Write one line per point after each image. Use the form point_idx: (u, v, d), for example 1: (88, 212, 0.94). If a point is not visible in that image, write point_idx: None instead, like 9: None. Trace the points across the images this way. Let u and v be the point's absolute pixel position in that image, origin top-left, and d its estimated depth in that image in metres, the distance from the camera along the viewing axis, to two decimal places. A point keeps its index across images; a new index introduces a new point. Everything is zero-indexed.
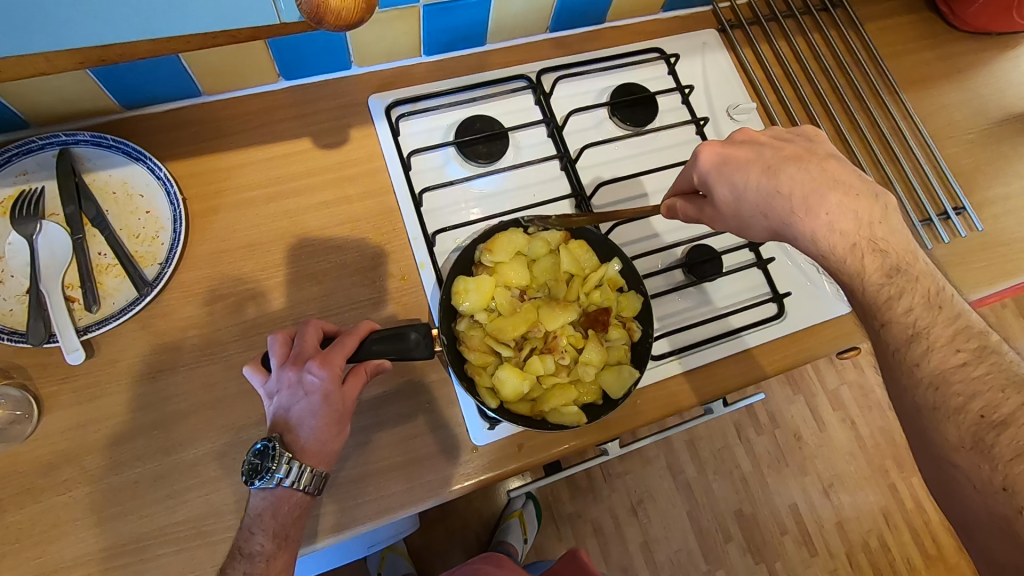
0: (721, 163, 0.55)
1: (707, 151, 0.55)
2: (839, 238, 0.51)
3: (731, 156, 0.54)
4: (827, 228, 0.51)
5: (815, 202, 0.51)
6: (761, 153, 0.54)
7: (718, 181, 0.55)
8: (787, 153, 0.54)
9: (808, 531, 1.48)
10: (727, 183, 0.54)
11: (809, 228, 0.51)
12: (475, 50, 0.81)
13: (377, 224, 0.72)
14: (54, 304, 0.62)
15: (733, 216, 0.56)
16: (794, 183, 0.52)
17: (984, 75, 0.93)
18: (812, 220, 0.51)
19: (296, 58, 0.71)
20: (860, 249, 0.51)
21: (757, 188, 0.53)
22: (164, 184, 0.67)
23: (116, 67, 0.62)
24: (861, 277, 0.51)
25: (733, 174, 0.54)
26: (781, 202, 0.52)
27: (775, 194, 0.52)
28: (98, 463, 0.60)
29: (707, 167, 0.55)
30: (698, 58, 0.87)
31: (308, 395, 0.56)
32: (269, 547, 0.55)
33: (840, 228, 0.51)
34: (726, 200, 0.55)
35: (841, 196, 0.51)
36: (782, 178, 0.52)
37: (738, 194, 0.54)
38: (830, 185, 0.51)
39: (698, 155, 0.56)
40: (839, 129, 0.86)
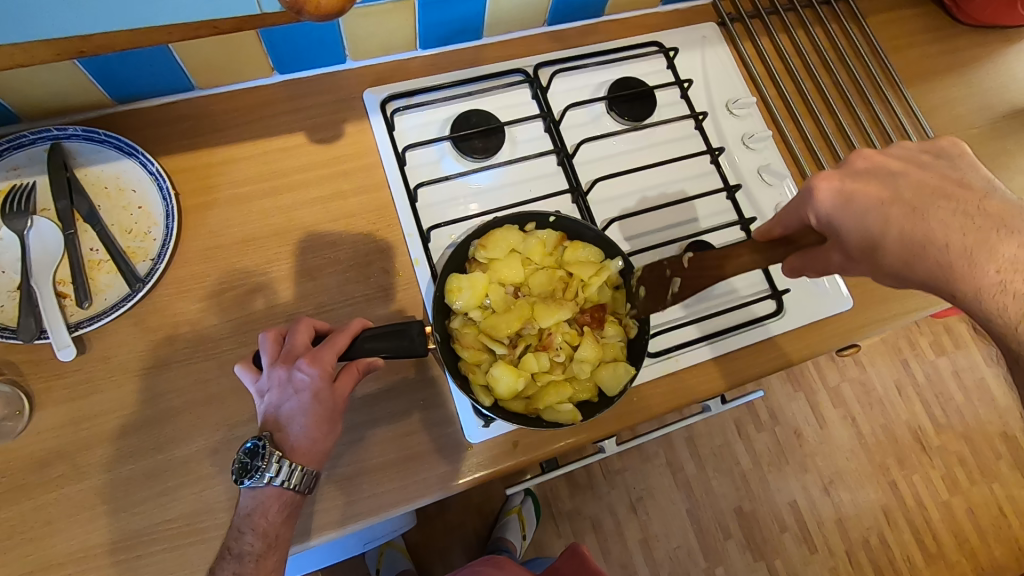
0: (842, 201, 0.48)
1: (823, 187, 0.50)
2: (1014, 301, 0.40)
3: (853, 192, 0.48)
4: (998, 287, 0.41)
5: (977, 250, 0.41)
6: (896, 187, 0.47)
7: (844, 221, 0.48)
8: (927, 185, 0.46)
9: (808, 528, 1.48)
10: (854, 225, 0.48)
11: (970, 284, 0.42)
12: (472, 44, 0.80)
13: (372, 220, 0.72)
14: (45, 300, 0.61)
15: (867, 260, 0.48)
16: (942, 223, 0.43)
17: (988, 69, 0.92)
18: (974, 273, 0.41)
19: (290, 52, 0.70)
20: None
21: (895, 230, 0.45)
22: (156, 179, 0.67)
23: (107, 61, 0.61)
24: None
25: (861, 212, 0.47)
26: (931, 245, 0.43)
27: (924, 238, 0.44)
28: (90, 460, 0.60)
29: (827, 207, 0.49)
30: (698, 52, 0.85)
31: (298, 393, 0.56)
32: (258, 547, 0.55)
33: (1015, 288, 0.40)
34: (860, 244, 0.47)
35: (1017, 246, 0.41)
36: (926, 218, 0.44)
37: (870, 234, 0.46)
38: (995, 230, 0.42)
39: (814, 192, 0.50)
40: (840, 124, 0.85)
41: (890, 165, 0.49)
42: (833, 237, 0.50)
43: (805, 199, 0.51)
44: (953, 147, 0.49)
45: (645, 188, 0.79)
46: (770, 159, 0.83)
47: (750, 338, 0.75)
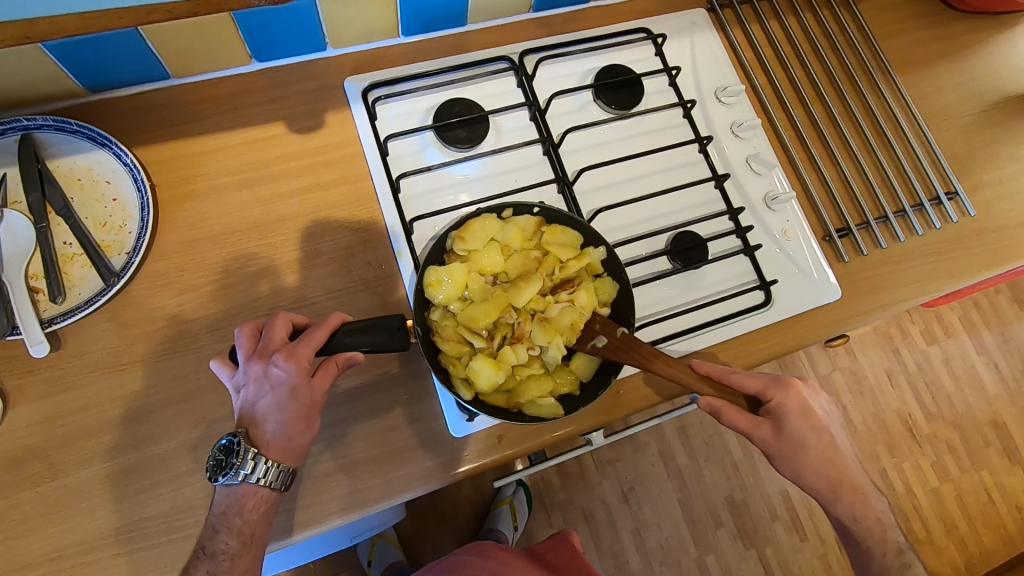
0: (802, 408, 0.63)
1: (796, 393, 0.63)
2: (867, 511, 0.65)
3: (812, 408, 0.63)
4: (859, 499, 0.64)
5: (853, 481, 0.64)
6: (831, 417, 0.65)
7: (795, 416, 0.62)
8: (839, 428, 0.66)
9: (798, 517, 1.48)
10: (800, 431, 0.62)
11: (842, 497, 0.64)
12: (456, 31, 0.78)
13: (354, 212, 0.71)
14: (17, 295, 0.60)
15: (785, 453, 0.63)
16: (841, 456, 0.64)
17: (980, 55, 0.91)
18: (852, 493, 0.64)
19: (267, 39, 0.68)
20: (882, 524, 0.65)
21: (819, 448, 0.63)
22: (131, 170, 0.65)
23: (78, 49, 0.60)
24: (882, 544, 0.65)
25: (810, 425, 0.63)
26: (835, 469, 0.64)
27: (830, 459, 0.64)
28: (66, 458, 0.59)
29: (793, 406, 0.63)
30: (686, 39, 0.84)
31: (274, 389, 0.55)
32: (233, 546, 0.54)
33: (867, 506, 0.65)
34: (793, 441, 0.63)
35: (861, 477, 0.65)
36: (836, 450, 0.64)
37: (808, 440, 0.63)
38: (857, 467, 0.65)
39: (789, 390, 0.63)
40: (830, 112, 0.84)
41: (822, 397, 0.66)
42: (774, 419, 0.63)
43: (778, 385, 0.64)
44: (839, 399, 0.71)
45: (633, 178, 0.78)
46: (758, 148, 0.82)
47: (733, 331, 0.75)
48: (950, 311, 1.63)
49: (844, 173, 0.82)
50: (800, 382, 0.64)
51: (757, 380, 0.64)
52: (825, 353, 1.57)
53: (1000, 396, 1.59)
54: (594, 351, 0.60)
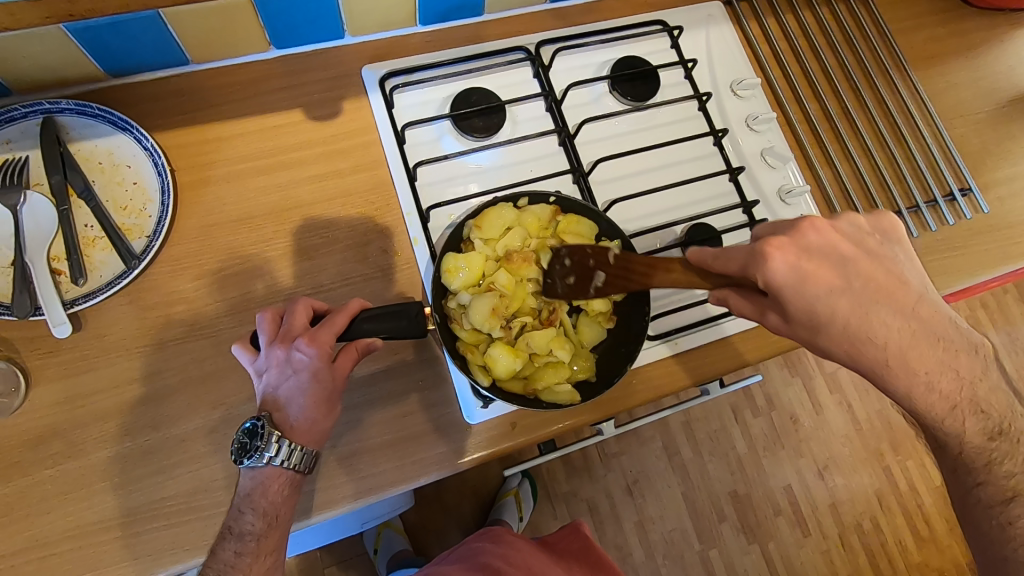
0: (800, 279, 0.49)
1: (783, 262, 0.49)
2: (937, 398, 0.51)
3: (806, 271, 0.49)
4: (924, 386, 0.50)
5: (912, 359, 0.49)
6: (848, 276, 0.50)
7: (791, 295, 0.50)
8: (875, 285, 0.50)
9: (802, 513, 1.49)
10: (802, 305, 0.49)
11: (906, 386, 0.50)
12: (473, 21, 0.78)
13: (371, 199, 0.71)
14: (39, 277, 0.61)
15: (803, 336, 0.52)
16: (889, 331, 0.49)
17: (995, 52, 0.90)
18: (909, 380, 0.50)
19: (286, 26, 0.68)
20: (959, 412, 0.51)
21: (846, 322, 0.49)
22: (151, 155, 0.66)
23: (100, 33, 0.60)
24: (960, 438, 0.52)
25: (813, 296, 0.49)
26: (888, 350, 0.49)
27: (867, 337, 0.49)
28: (86, 438, 0.60)
29: (780, 280, 0.49)
30: (702, 31, 0.84)
31: (297, 372, 0.55)
32: (259, 527, 0.55)
33: (939, 387, 0.50)
34: (803, 320, 0.50)
35: (943, 352, 0.50)
36: (872, 318, 0.49)
37: (821, 319, 0.49)
38: (926, 337, 0.50)
39: (769, 264, 0.49)
40: (845, 106, 0.84)
41: (836, 246, 0.51)
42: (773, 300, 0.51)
43: (757, 258, 0.50)
44: (890, 228, 0.54)
45: (647, 170, 0.78)
46: (773, 142, 0.82)
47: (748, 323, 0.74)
48: (956, 309, 1.63)
49: (858, 167, 0.82)
50: (781, 243, 0.50)
51: (730, 256, 0.52)
52: None
53: None
54: (599, 291, 0.59)
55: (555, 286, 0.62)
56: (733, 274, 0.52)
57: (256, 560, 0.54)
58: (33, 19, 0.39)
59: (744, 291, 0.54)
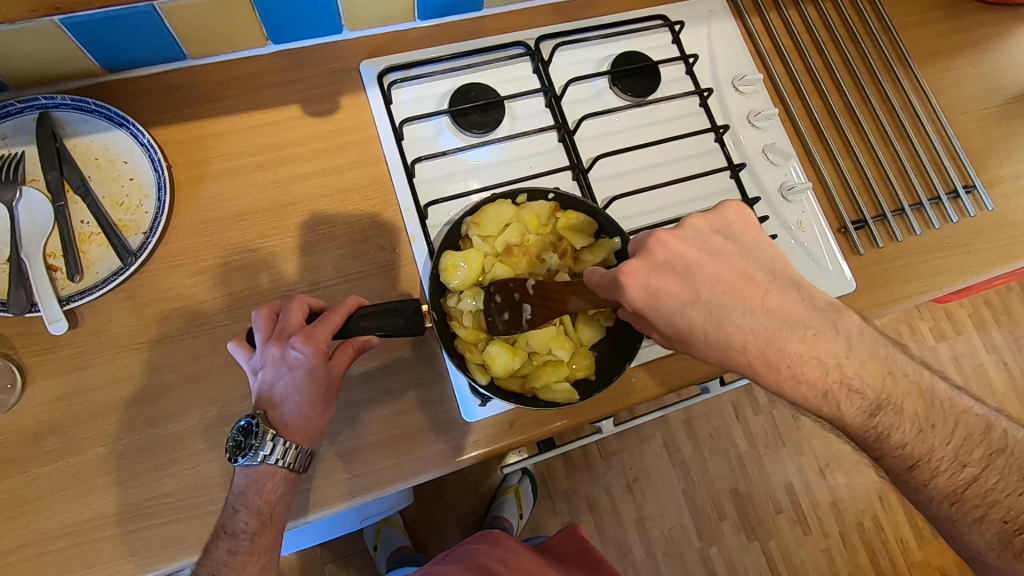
0: (652, 299, 0.48)
1: (632, 286, 0.48)
2: (807, 389, 0.49)
3: (658, 289, 0.48)
4: (792, 380, 0.48)
5: (776, 357, 0.48)
6: (694, 287, 0.48)
7: (654, 315, 0.48)
8: (724, 290, 0.48)
9: (802, 511, 1.49)
10: (668, 321, 0.48)
11: (775, 384, 0.49)
12: (472, 15, 0.78)
13: (369, 195, 0.71)
14: (35, 273, 0.60)
15: (678, 346, 0.51)
16: (745, 334, 0.47)
17: (1001, 47, 0.89)
18: (777, 376, 0.48)
19: (283, 21, 0.68)
20: (834, 396, 0.49)
21: (704, 335, 0.48)
22: (148, 150, 0.65)
23: (94, 28, 0.59)
24: (842, 421, 0.50)
25: (668, 313, 0.48)
26: (761, 353, 0.48)
27: (729, 345, 0.48)
28: (82, 435, 0.60)
29: (637, 303, 0.48)
30: (704, 26, 0.83)
31: (292, 370, 0.55)
32: (253, 525, 0.55)
33: (807, 378, 0.48)
34: (672, 335, 0.49)
35: (802, 341, 0.48)
36: (728, 327, 0.47)
37: (682, 334, 0.48)
38: (786, 329, 0.48)
39: (624, 290, 0.48)
40: (848, 102, 0.83)
41: (681, 254, 0.48)
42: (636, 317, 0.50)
43: (614, 284, 0.48)
44: (737, 219, 0.51)
45: (648, 166, 0.77)
46: (775, 138, 0.81)
47: None
48: (960, 307, 1.61)
49: (860, 165, 0.81)
50: (632, 266, 0.48)
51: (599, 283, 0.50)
52: None
53: (1008, 393, 1.59)
54: (530, 324, 0.56)
55: (494, 323, 0.59)
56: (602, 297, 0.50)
57: (250, 558, 0.55)
58: (20, 12, 0.39)
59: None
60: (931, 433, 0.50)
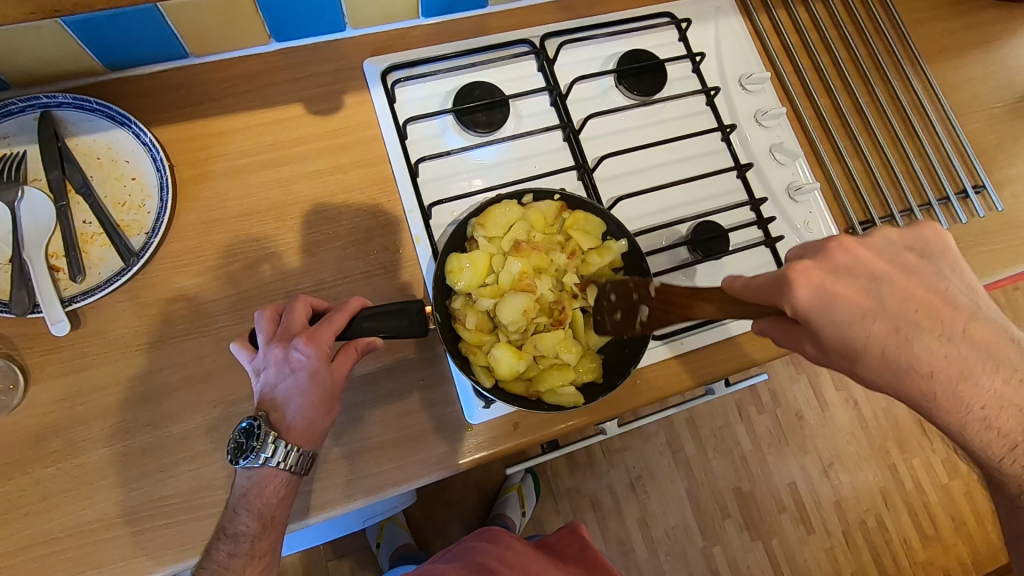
0: (826, 306, 0.45)
1: (807, 289, 0.45)
2: (994, 436, 0.45)
3: (836, 294, 0.45)
4: (980, 421, 0.45)
5: (966, 390, 0.44)
6: (879, 299, 0.45)
7: (825, 325, 0.45)
8: (914, 306, 0.45)
9: (806, 509, 1.49)
10: (838, 335, 0.45)
11: (957, 421, 0.46)
12: (477, 13, 0.77)
13: (372, 194, 0.70)
14: (37, 274, 0.60)
15: (842, 366, 0.47)
16: (936, 362, 0.44)
17: (1012, 44, 0.88)
18: (961, 412, 0.45)
19: (286, 19, 0.67)
20: (1020, 452, 0.45)
21: (887, 355, 0.45)
22: (150, 150, 0.65)
23: (96, 26, 0.59)
24: (1020, 481, 0.47)
25: (843, 321, 0.45)
26: (955, 387, 0.44)
27: (913, 369, 0.44)
28: (85, 436, 0.60)
29: (808, 307, 0.45)
30: (711, 24, 0.82)
31: (295, 372, 0.55)
32: (253, 528, 0.54)
33: (997, 423, 0.45)
34: (836, 349, 0.46)
35: (1001, 381, 0.44)
36: (914, 345, 0.44)
37: (855, 349, 0.45)
38: (984, 364, 0.44)
39: (794, 290, 0.45)
40: (856, 101, 0.82)
41: (866, 264, 0.46)
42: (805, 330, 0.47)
43: (784, 284, 0.46)
44: (935, 240, 0.48)
45: (654, 166, 0.76)
46: (782, 138, 0.80)
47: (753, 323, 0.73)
48: None
49: (869, 164, 0.80)
50: (807, 267, 0.46)
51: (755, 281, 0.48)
52: None
53: None
54: (643, 326, 0.55)
55: (604, 322, 0.61)
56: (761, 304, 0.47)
57: (250, 561, 0.55)
58: (18, 15, 0.38)
59: (780, 320, 0.50)
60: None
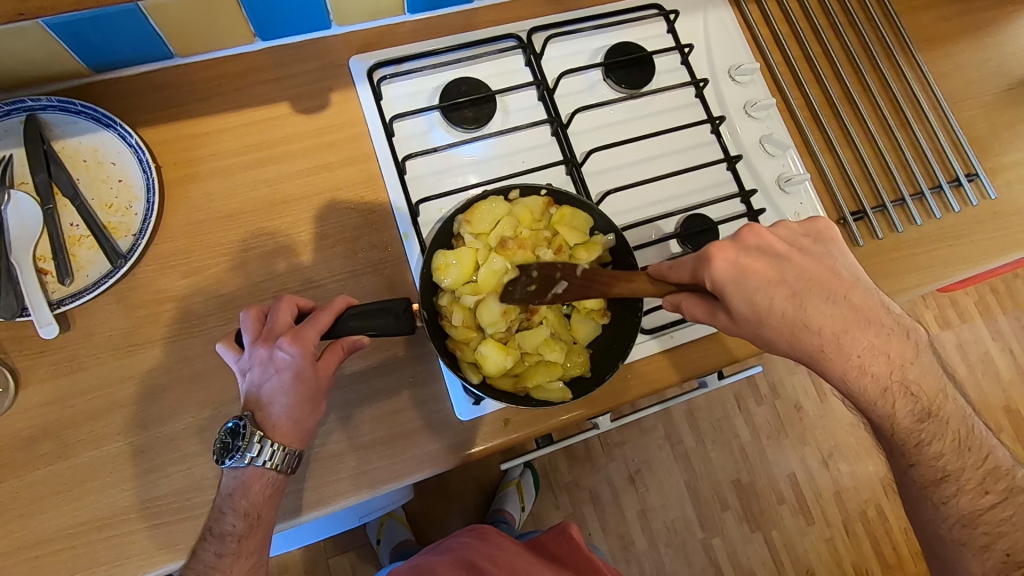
0: (738, 275, 0.51)
1: (722, 259, 0.51)
2: (871, 381, 0.52)
3: (747, 267, 0.51)
4: (857, 369, 0.52)
5: (847, 344, 0.51)
6: (782, 270, 0.51)
7: (736, 293, 0.51)
8: (809, 277, 0.52)
9: (805, 500, 1.49)
10: (744, 302, 0.51)
11: (841, 369, 0.52)
12: (463, 8, 0.77)
13: (360, 192, 0.70)
14: (25, 277, 0.60)
15: (749, 329, 0.53)
16: (821, 318, 0.51)
17: (1006, 30, 0.87)
18: (843, 362, 0.52)
19: (270, 17, 0.67)
20: (892, 394, 0.53)
21: (782, 314, 0.51)
22: (136, 151, 0.65)
23: (78, 28, 0.59)
24: (892, 420, 0.53)
25: (752, 290, 0.51)
26: (835, 338, 0.51)
27: (804, 325, 0.51)
28: (77, 438, 0.60)
29: (723, 277, 0.51)
30: (700, 15, 0.82)
31: (280, 371, 0.55)
32: (240, 527, 0.55)
33: (873, 371, 0.52)
34: (747, 316, 0.52)
35: (873, 336, 0.52)
36: (807, 308, 0.51)
37: (762, 312, 0.51)
38: (859, 322, 0.52)
39: (713, 264, 0.51)
40: (847, 90, 0.82)
41: (772, 244, 0.53)
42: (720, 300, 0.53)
43: (703, 261, 0.53)
44: (831, 230, 0.55)
45: (643, 159, 0.76)
46: (773, 129, 0.80)
47: None
48: (965, 295, 1.60)
49: (860, 154, 0.80)
50: (723, 244, 0.52)
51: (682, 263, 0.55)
52: None
53: (1014, 381, 1.58)
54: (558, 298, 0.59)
55: (512, 292, 0.60)
56: (685, 282, 0.54)
57: (237, 560, 0.55)
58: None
59: (695, 295, 0.55)
60: (967, 456, 0.54)
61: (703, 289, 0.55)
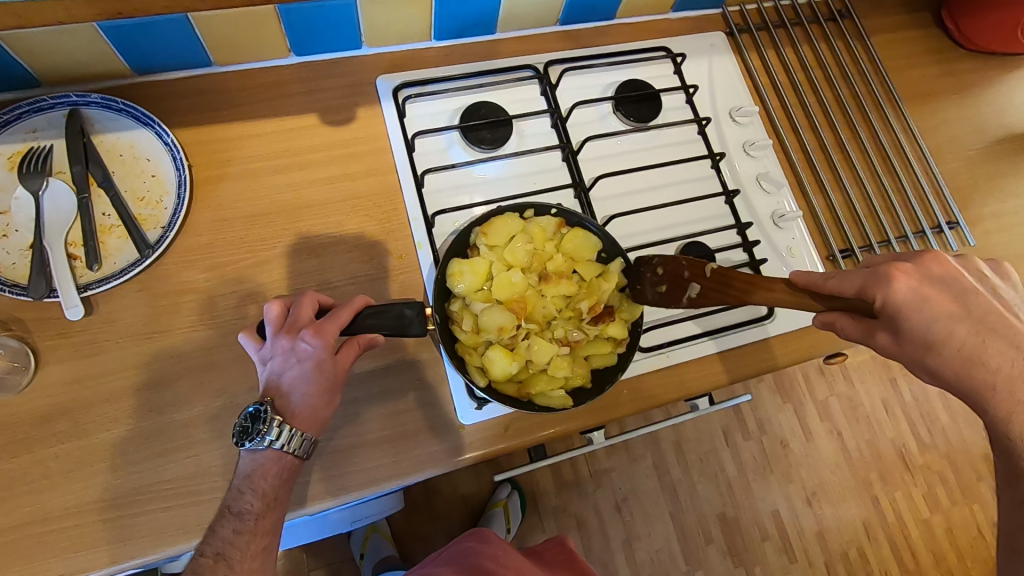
0: (917, 300, 0.51)
1: (904, 282, 0.51)
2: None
3: (927, 295, 0.51)
4: (1022, 412, 0.50)
5: (1020, 385, 0.50)
6: (966, 305, 0.51)
7: (912, 317, 0.51)
8: (993, 317, 0.51)
9: (789, 539, 1.50)
10: (920, 324, 0.51)
11: (1004, 409, 0.51)
12: (485, 38, 0.82)
13: (379, 202, 0.74)
14: (56, 260, 0.63)
15: (912, 354, 0.53)
16: (1001, 358, 0.50)
17: (987, 92, 0.94)
18: (1008, 402, 0.51)
19: (307, 35, 0.72)
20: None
21: (957, 344, 0.51)
22: (171, 150, 0.68)
23: (129, 32, 0.63)
24: None
25: (930, 316, 0.51)
26: (1021, 381, 0.50)
27: (977, 360, 0.51)
28: (90, 419, 0.62)
29: (900, 299, 0.51)
30: (704, 59, 0.88)
31: (301, 361, 0.57)
32: (258, 506, 0.56)
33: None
34: (918, 340, 0.52)
35: None
36: (986, 346, 0.50)
37: (934, 339, 0.51)
38: None
39: (893, 283, 0.52)
40: (839, 136, 0.88)
41: (957, 278, 0.53)
42: (888, 321, 0.53)
43: (879, 280, 0.52)
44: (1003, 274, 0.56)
45: (647, 188, 0.81)
46: (769, 167, 0.85)
47: (734, 342, 0.76)
48: None
49: (849, 196, 0.85)
50: (905, 269, 0.52)
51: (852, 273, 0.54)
52: (822, 377, 1.60)
53: None
54: (692, 302, 0.62)
55: (642, 291, 0.65)
56: (850, 296, 0.54)
57: (254, 538, 0.55)
58: (84, 13, 0.41)
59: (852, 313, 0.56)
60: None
61: (863, 309, 0.55)
